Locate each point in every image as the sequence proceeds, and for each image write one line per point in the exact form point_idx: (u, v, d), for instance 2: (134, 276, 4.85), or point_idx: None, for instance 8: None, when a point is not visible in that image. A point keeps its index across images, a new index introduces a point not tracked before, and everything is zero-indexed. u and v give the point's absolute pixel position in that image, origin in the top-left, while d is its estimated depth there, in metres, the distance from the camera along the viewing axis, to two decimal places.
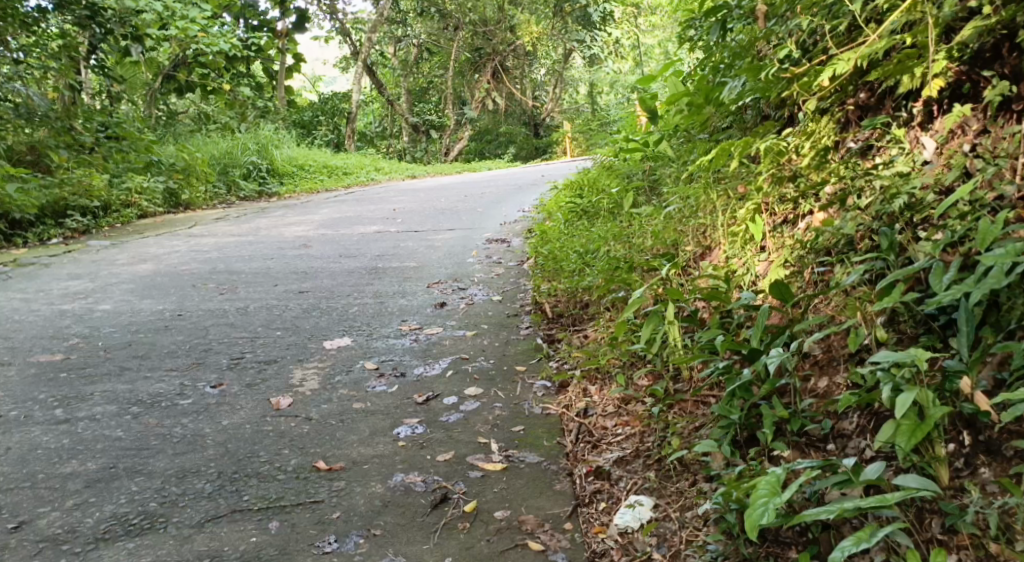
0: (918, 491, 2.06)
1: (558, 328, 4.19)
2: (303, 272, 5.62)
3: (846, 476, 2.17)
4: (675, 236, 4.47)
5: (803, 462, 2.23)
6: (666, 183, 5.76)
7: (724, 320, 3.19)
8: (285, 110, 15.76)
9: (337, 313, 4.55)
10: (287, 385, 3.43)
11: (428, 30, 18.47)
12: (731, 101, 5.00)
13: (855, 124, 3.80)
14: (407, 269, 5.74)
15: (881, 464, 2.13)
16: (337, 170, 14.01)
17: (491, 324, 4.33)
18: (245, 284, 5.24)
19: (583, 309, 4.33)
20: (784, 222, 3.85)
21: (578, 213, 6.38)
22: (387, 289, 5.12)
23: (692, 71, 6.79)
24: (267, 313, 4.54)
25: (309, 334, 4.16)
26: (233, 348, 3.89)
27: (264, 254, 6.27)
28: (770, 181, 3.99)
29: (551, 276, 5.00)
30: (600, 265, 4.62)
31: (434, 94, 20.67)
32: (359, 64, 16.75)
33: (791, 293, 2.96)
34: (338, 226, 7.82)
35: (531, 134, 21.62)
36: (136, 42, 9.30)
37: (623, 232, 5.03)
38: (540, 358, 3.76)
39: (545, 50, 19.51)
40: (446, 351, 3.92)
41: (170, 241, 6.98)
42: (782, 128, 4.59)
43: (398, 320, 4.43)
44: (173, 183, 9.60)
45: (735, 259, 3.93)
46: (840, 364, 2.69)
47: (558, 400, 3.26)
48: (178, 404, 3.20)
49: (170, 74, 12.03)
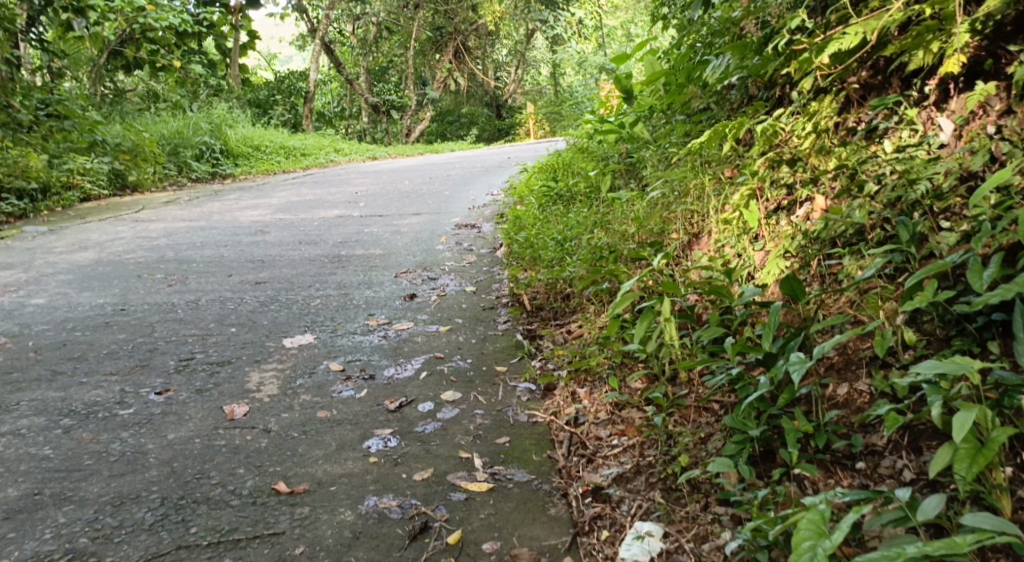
0: (993, 535, 1.82)
1: (538, 324, 3.90)
2: (259, 260, 5.27)
3: (903, 513, 1.94)
4: (661, 223, 4.20)
5: (848, 495, 1.99)
6: (645, 167, 5.48)
7: (726, 319, 2.92)
8: (239, 89, 15.24)
9: (298, 307, 4.22)
10: (242, 391, 3.11)
11: (387, 9, 18.05)
12: (716, 80, 4.73)
13: (857, 104, 3.51)
14: (372, 256, 5.41)
15: (942, 501, 1.88)
16: (295, 150, 13.56)
17: (465, 318, 4.03)
18: (196, 273, 4.88)
19: (564, 302, 4.05)
20: (781, 209, 3.59)
21: (552, 197, 6.08)
22: (351, 279, 4.78)
23: (670, 50, 6.51)
24: (221, 307, 4.19)
25: (268, 331, 3.83)
26: (181, 347, 3.56)
27: (217, 240, 5.90)
28: (765, 165, 3.73)
29: (528, 266, 4.71)
30: (581, 256, 4.33)
31: (394, 74, 20.21)
32: (317, 43, 16.30)
33: (802, 288, 2.63)
34: (297, 211, 7.46)
35: (493, 115, 21.27)
36: (78, 14, 8.91)
37: (603, 218, 4.75)
38: (520, 357, 3.46)
39: (508, 30, 19.08)
40: (418, 349, 3.60)
41: (115, 226, 6.57)
42: (771, 109, 4.35)
43: (365, 314, 4.11)
44: (120, 164, 9.14)
45: (727, 249, 3.66)
46: (861, 368, 2.38)
47: (545, 405, 2.97)
48: (117, 415, 2.86)
49: (117, 50, 11.49)
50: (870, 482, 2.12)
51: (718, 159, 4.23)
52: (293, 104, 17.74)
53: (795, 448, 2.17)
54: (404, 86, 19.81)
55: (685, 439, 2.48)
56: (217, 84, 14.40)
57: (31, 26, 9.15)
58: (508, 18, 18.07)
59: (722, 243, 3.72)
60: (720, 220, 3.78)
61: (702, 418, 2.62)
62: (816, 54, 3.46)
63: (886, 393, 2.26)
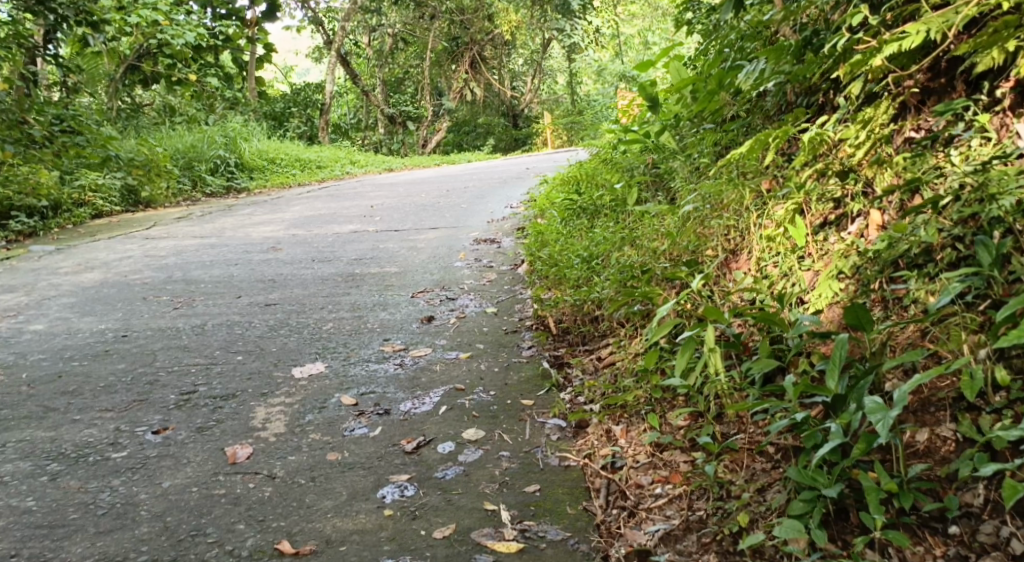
0: None
1: (565, 350, 3.63)
2: (269, 280, 5.02)
3: None
4: (696, 240, 3.92)
5: None
6: (675, 178, 5.19)
7: (777, 349, 2.67)
8: (255, 101, 15.04)
9: (309, 331, 3.96)
10: (246, 430, 2.83)
11: (403, 20, 17.84)
12: (749, 86, 4.45)
13: (915, 110, 3.23)
14: (388, 274, 5.15)
15: None
16: (310, 163, 13.33)
17: (488, 344, 3.76)
18: (204, 295, 4.63)
19: (593, 326, 3.78)
20: (830, 225, 3.32)
21: (575, 210, 5.81)
22: (366, 301, 4.52)
23: (698, 56, 6.22)
24: (228, 332, 3.93)
25: (276, 359, 3.56)
26: (184, 380, 3.29)
27: (228, 259, 5.65)
28: (813, 178, 3.46)
29: (552, 285, 4.43)
30: (610, 275, 4.06)
31: (410, 85, 19.95)
32: (333, 55, 16.13)
33: (869, 316, 2.37)
34: (311, 226, 7.22)
35: (510, 126, 20.77)
36: (93, 29, 8.80)
37: (632, 234, 4.47)
38: (548, 389, 3.19)
39: (524, 39, 18.85)
40: (436, 380, 3.32)
41: (123, 244, 6.34)
42: (812, 117, 4.09)
43: (379, 340, 3.84)
44: (133, 180, 8.95)
45: (770, 268, 3.39)
46: (944, 409, 2.15)
47: (577, 447, 2.69)
48: (109, 459, 2.61)
49: (133, 64, 11.33)
50: (969, 552, 1.92)
51: (756, 171, 3.97)
52: (309, 116, 17.50)
53: (880, 515, 1.95)
54: (420, 97, 19.58)
55: (743, 493, 2.24)
56: (233, 97, 14.24)
57: (46, 42, 9.05)
58: (525, 27, 17.88)
59: (764, 262, 3.45)
60: (761, 237, 3.51)
61: (756, 462, 2.35)
62: (869, 57, 3.21)
63: (974, 441, 2.06)
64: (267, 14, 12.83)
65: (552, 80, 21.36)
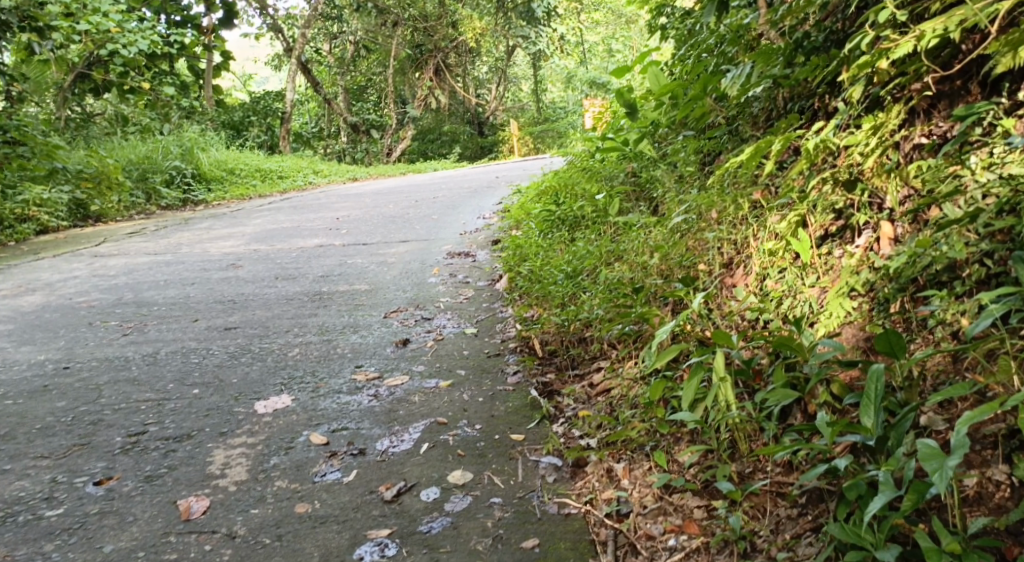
0: None
1: (553, 375, 3.35)
2: (229, 301, 4.70)
3: None
4: (691, 255, 3.69)
5: None
6: (658, 188, 4.94)
7: (792, 377, 2.41)
8: (213, 111, 14.66)
9: (273, 358, 3.65)
10: (203, 477, 2.53)
11: (365, 27, 17.46)
12: (737, 92, 4.20)
13: (924, 115, 2.99)
14: (357, 292, 4.85)
15: None
16: (271, 173, 12.92)
17: (469, 369, 3.48)
18: (157, 320, 4.30)
19: (583, 349, 3.52)
20: (836, 236, 3.09)
21: (554, 222, 5.54)
22: (334, 323, 4.22)
23: (677, 62, 5.96)
24: (182, 361, 3.62)
25: (237, 392, 3.25)
26: (131, 419, 2.98)
27: (184, 277, 5.32)
28: (817, 188, 3.19)
29: (534, 303, 4.16)
30: (597, 295, 3.81)
31: (372, 93, 19.55)
32: (293, 63, 15.72)
33: (903, 344, 2.15)
34: (273, 240, 6.89)
35: (475, 133, 20.47)
36: (36, 36, 8.41)
37: (618, 248, 4.22)
38: (539, 421, 2.91)
39: (489, 47, 18.54)
40: (415, 412, 3.03)
41: (70, 263, 5.99)
42: (806, 124, 3.86)
43: (351, 367, 3.54)
44: (82, 193, 8.58)
45: (774, 285, 3.15)
46: (997, 449, 1.97)
47: (577, 490, 2.43)
48: (42, 518, 2.33)
49: (83, 73, 10.94)
50: None
51: (750, 181, 3.74)
52: (269, 125, 17.03)
53: None
54: (383, 104, 19.16)
55: (773, 550, 2.04)
56: (190, 106, 13.79)
57: None
58: (489, 34, 17.60)
59: (765, 278, 3.22)
60: (762, 252, 3.28)
61: (780, 507, 2.15)
62: (877, 57, 2.99)
63: None
64: (222, 20, 12.46)
65: (517, 87, 21.12)
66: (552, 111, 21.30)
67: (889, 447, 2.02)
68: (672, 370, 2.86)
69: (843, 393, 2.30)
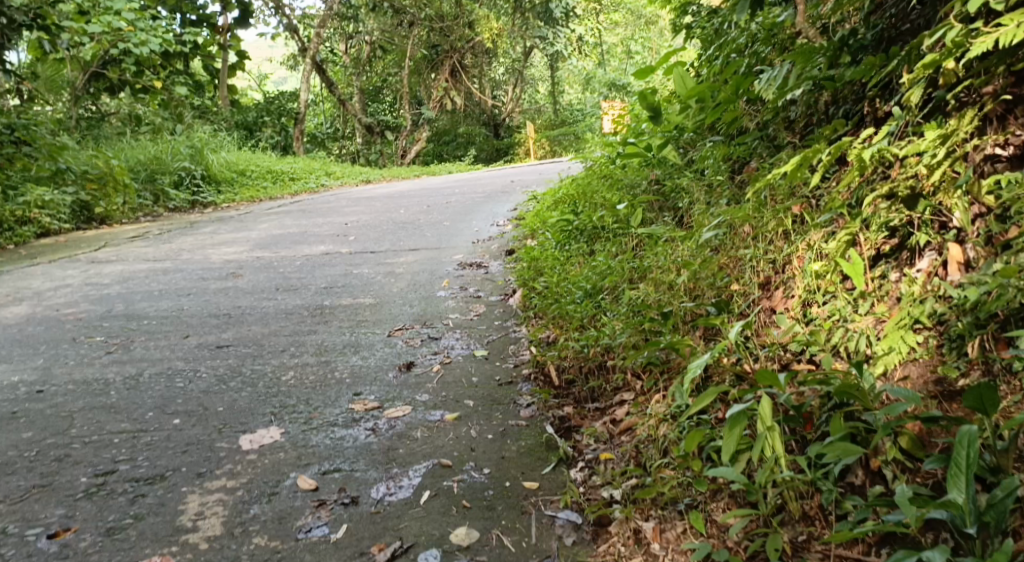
0: None
1: (571, 409, 3.02)
2: (225, 314, 4.41)
3: None
4: (725, 277, 3.38)
5: None
6: (684, 198, 4.60)
7: (852, 426, 2.09)
8: (227, 110, 14.37)
9: (265, 383, 3.34)
10: (173, 532, 2.31)
11: (381, 27, 17.20)
12: (773, 97, 3.89)
13: (999, 123, 2.66)
14: (362, 306, 4.54)
15: None
16: (282, 174, 12.62)
17: (478, 399, 3.16)
18: (145, 335, 4.01)
19: (603, 378, 3.19)
20: (890, 258, 2.77)
21: (571, 232, 5.20)
22: (336, 341, 3.91)
23: (705, 63, 5.62)
24: (166, 386, 3.31)
25: (221, 423, 2.94)
26: (102, 455, 2.68)
27: (180, 287, 5.03)
28: (876, 203, 2.87)
29: (551, 324, 3.83)
30: (620, 317, 3.50)
31: (388, 93, 19.18)
32: (308, 63, 15.45)
33: (996, 399, 1.93)
34: (278, 247, 6.58)
35: (491, 135, 20.02)
36: (45, 33, 8.17)
37: (644, 265, 3.90)
38: (555, 464, 2.58)
39: (506, 48, 18.21)
40: (416, 451, 2.71)
41: (64, 269, 5.70)
42: (850, 132, 3.53)
43: (349, 394, 3.22)
44: (86, 195, 8.32)
45: (820, 313, 2.82)
46: None
47: (599, 555, 2.17)
48: None
49: (97, 72, 10.72)
50: None
51: (790, 195, 3.47)
52: (284, 126, 16.72)
53: None
54: (399, 105, 18.83)
55: None
56: (202, 105, 13.54)
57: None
58: (507, 36, 17.33)
59: (809, 303, 2.91)
60: (807, 275, 2.96)
61: None
62: (947, 56, 2.73)
63: None
64: (236, 20, 12.20)
65: (535, 88, 20.82)
66: (569, 112, 20.97)
67: (990, 532, 1.81)
68: (711, 411, 2.54)
69: (915, 451, 2.02)
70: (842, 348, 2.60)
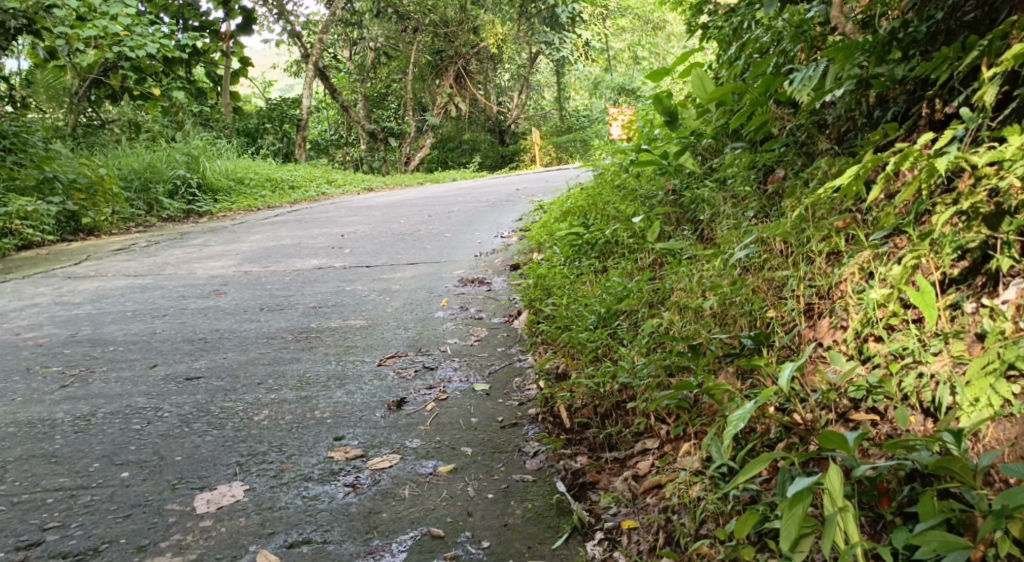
0: None
1: (586, 460, 2.61)
2: (199, 338, 3.97)
3: None
4: (762, 302, 2.96)
5: None
6: (706, 210, 4.17)
7: (950, 509, 1.76)
8: (229, 118, 13.91)
9: (234, 423, 2.91)
10: None
11: (385, 33, 16.75)
12: (810, 98, 3.45)
13: None
14: (353, 329, 4.11)
15: None
16: (281, 182, 12.16)
17: (478, 446, 2.73)
18: (108, 364, 3.58)
19: (622, 423, 2.77)
20: (960, 284, 2.43)
21: (581, 246, 4.73)
22: (318, 372, 3.47)
23: (723, 65, 5.17)
24: (119, 429, 2.86)
25: (175, 477, 2.52)
26: (31, 522, 2.31)
27: (155, 306, 4.60)
28: (953, 223, 2.51)
29: (560, 354, 3.41)
30: (636, 349, 3.10)
31: (393, 100, 18.72)
32: (310, 70, 15.03)
33: None
34: (268, 260, 6.17)
35: (496, 141, 19.59)
36: (34, 35, 7.73)
37: (667, 287, 3.48)
38: (568, 536, 2.23)
39: (512, 54, 17.80)
40: (403, 517, 2.32)
41: (35, 287, 5.29)
42: (904, 137, 3.13)
43: (328, 440, 2.78)
44: (74, 204, 7.88)
45: (884, 352, 2.44)
46: None
47: None
48: None
49: (96, 78, 10.30)
50: None
51: (833, 208, 3.08)
52: (285, 132, 16.34)
53: None
54: (403, 112, 18.36)
55: None
56: (202, 111, 13.12)
57: None
58: (512, 41, 16.92)
59: (866, 338, 2.54)
60: (864, 305, 2.59)
61: None
62: None
63: None
64: (239, 26, 11.82)
65: (540, 94, 20.42)
66: (575, 119, 20.56)
67: None
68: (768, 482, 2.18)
69: None
70: (918, 399, 2.24)
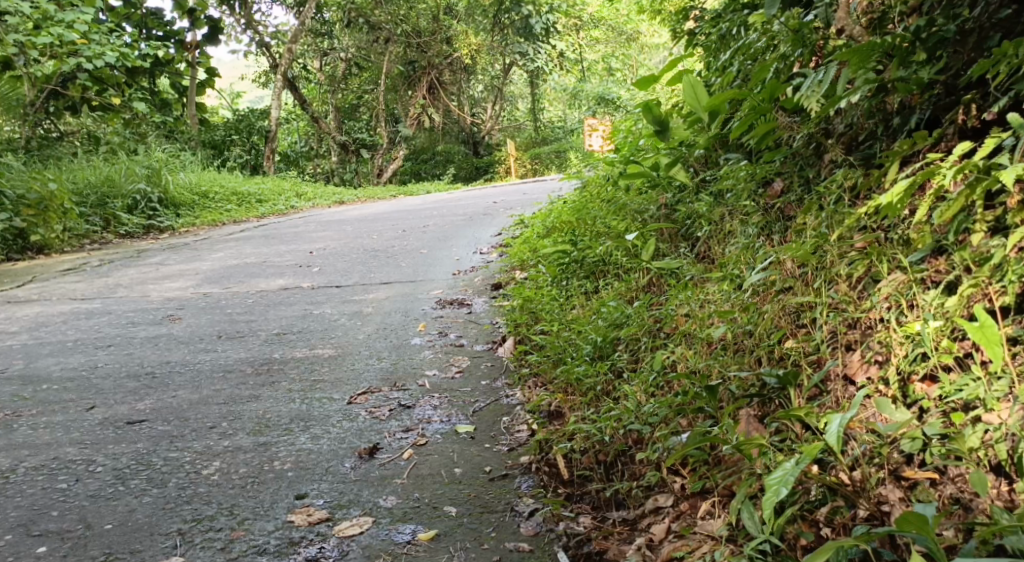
0: None
1: (591, 523, 2.24)
2: (146, 373, 3.55)
3: None
4: (782, 332, 2.59)
5: None
6: (704, 226, 3.82)
7: None
8: (195, 130, 13.38)
9: (180, 478, 2.52)
10: None
11: (356, 44, 16.35)
12: (823, 105, 3.08)
13: None
14: (320, 359, 3.71)
15: None
16: (248, 196, 11.67)
17: (464, 504, 2.35)
18: (38, 407, 3.15)
19: (629, 475, 2.41)
20: (1019, 312, 2.13)
21: (567, 265, 4.34)
22: (280, 412, 3.06)
23: (713, 73, 4.81)
24: (42, 489, 2.46)
25: (104, 554, 2.15)
26: None
27: (100, 336, 4.16)
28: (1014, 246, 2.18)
29: (552, 391, 3.03)
30: (640, 387, 2.73)
31: (364, 111, 18.05)
32: (279, 81, 14.56)
33: None
34: (228, 280, 5.74)
35: (471, 153, 19.34)
36: None
37: (670, 313, 3.11)
38: None
39: (486, 65, 17.44)
40: None
41: None
42: (932, 146, 2.79)
43: (289, 498, 2.39)
44: (22, 220, 7.37)
45: (935, 394, 2.10)
46: None
47: None
48: None
49: (54, 90, 9.79)
50: None
51: (852, 224, 2.71)
52: (254, 144, 15.91)
53: None
54: (375, 122, 17.80)
55: None
56: (164, 123, 12.59)
57: None
58: (486, 52, 16.57)
59: (909, 377, 2.20)
60: (907, 338, 2.24)
61: None
62: None
63: None
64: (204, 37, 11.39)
65: (513, 106, 20.05)
66: (550, 130, 20.20)
67: None
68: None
69: None
70: (987, 454, 1.91)
